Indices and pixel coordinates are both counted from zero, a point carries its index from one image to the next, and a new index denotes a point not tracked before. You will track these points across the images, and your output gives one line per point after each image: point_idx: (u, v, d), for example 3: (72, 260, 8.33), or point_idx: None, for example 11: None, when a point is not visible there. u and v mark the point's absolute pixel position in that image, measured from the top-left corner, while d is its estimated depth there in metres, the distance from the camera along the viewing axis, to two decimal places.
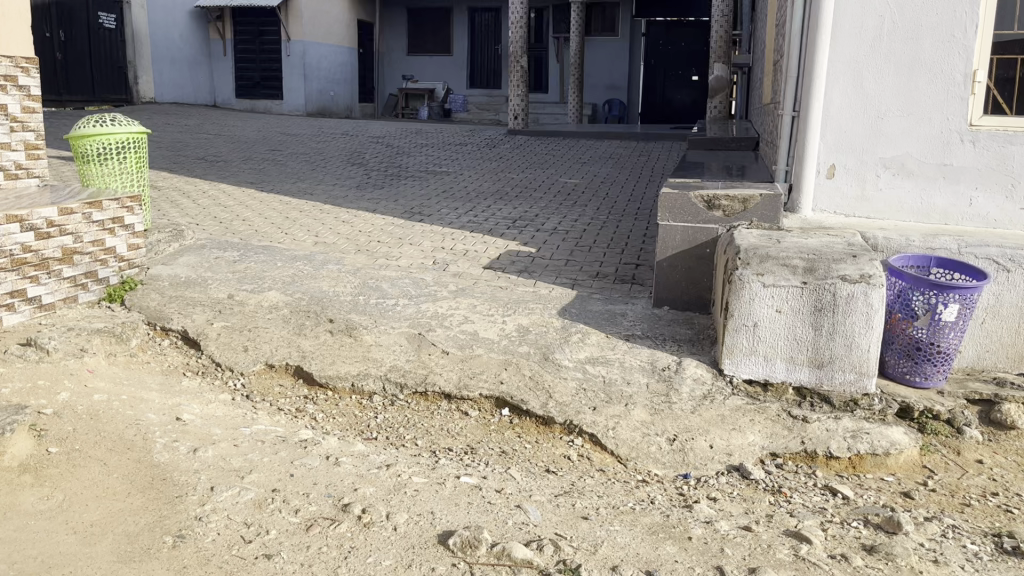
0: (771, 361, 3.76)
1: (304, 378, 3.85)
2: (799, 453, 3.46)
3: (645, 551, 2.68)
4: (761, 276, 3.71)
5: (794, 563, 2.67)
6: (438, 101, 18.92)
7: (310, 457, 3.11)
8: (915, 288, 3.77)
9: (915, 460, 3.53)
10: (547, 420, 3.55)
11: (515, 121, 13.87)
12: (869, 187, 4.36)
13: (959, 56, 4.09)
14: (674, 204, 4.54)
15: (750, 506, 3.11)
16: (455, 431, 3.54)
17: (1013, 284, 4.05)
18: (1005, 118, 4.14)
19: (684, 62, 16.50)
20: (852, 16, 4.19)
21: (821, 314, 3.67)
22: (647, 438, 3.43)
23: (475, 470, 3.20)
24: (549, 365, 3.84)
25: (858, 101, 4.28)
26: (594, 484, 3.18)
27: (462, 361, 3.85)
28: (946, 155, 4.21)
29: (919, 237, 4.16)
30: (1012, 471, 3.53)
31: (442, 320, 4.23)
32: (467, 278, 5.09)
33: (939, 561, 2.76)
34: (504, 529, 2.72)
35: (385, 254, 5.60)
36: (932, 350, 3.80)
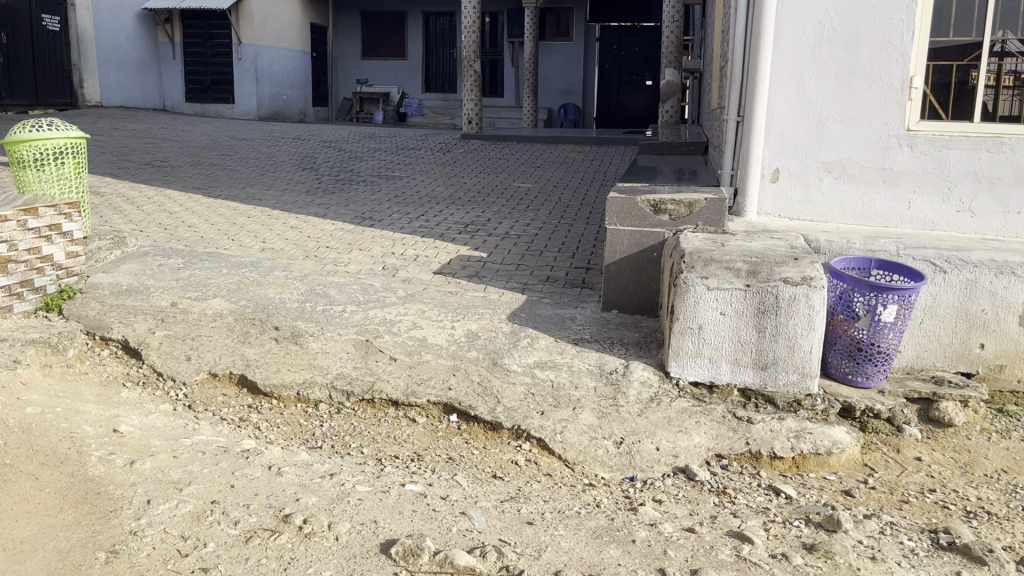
0: (716, 364, 3.82)
1: (248, 387, 3.81)
2: (743, 454, 3.51)
3: (589, 555, 2.69)
4: (705, 279, 3.76)
5: (735, 563, 2.71)
6: (393, 104, 18.87)
7: (252, 467, 3.08)
8: (856, 289, 3.84)
9: (857, 459, 3.60)
10: (495, 425, 3.56)
11: (469, 125, 13.79)
12: (813, 191, 4.44)
13: (897, 62, 4.19)
14: (620, 208, 4.58)
15: (695, 508, 3.14)
16: (403, 438, 3.53)
17: (949, 285, 4.13)
18: (942, 123, 4.24)
19: (636, 67, 16.70)
20: (793, 23, 4.27)
21: (764, 316, 3.73)
22: (595, 441, 3.45)
23: (420, 478, 3.18)
24: (498, 370, 3.84)
25: (800, 106, 4.36)
26: (540, 489, 3.19)
27: (410, 367, 3.84)
28: (885, 159, 4.31)
29: (859, 240, 4.24)
30: (949, 468, 3.63)
31: (390, 326, 4.22)
32: (416, 284, 5.07)
33: (876, 557, 2.81)
34: (447, 537, 2.71)
35: (334, 260, 5.56)
36: (873, 350, 3.88)
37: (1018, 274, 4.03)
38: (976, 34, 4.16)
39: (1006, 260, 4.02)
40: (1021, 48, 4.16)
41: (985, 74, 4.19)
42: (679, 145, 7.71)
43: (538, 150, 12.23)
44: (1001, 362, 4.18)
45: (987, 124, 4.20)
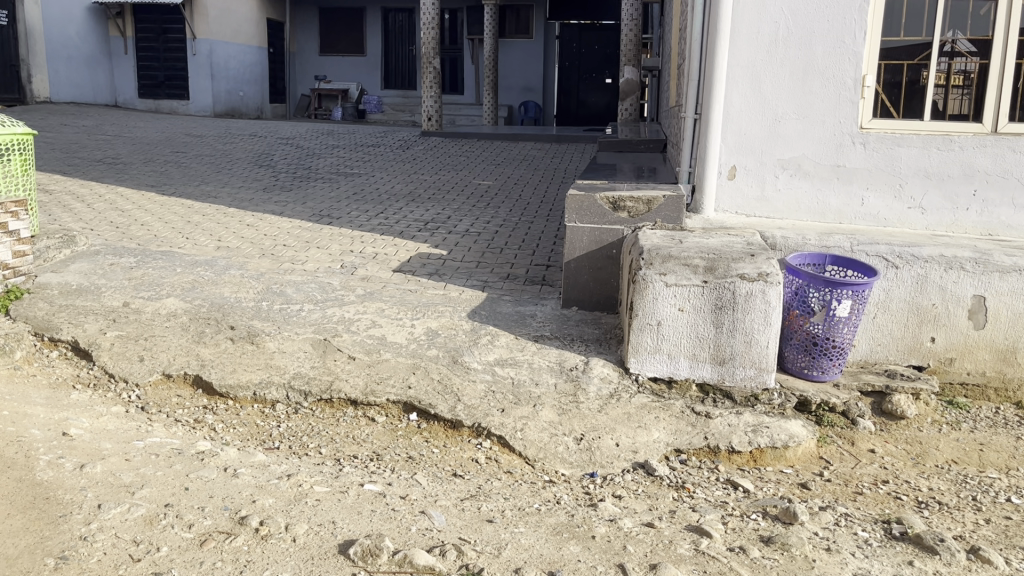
0: (675, 360, 3.85)
1: (203, 388, 3.75)
2: (702, 448, 3.54)
3: (549, 551, 2.70)
4: (664, 276, 3.79)
5: (693, 558, 2.73)
6: (352, 101, 18.71)
7: (207, 469, 3.03)
8: (811, 285, 3.90)
9: (813, 452, 3.66)
10: (455, 423, 3.55)
11: (428, 123, 13.74)
12: (769, 188, 4.50)
13: (850, 61, 4.25)
14: (580, 206, 4.59)
15: (654, 503, 3.16)
16: (362, 437, 3.50)
17: (901, 280, 4.20)
18: (893, 122, 4.33)
19: (596, 65, 16.75)
20: (749, 21, 4.32)
21: (722, 311, 3.76)
22: (555, 438, 3.46)
23: (380, 478, 3.16)
24: (458, 368, 3.83)
25: (756, 104, 4.41)
26: (500, 487, 3.18)
27: (369, 366, 3.81)
28: (839, 156, 4.38)
29: (814, 236, 4.30)
30: (901, 460, 3.70)
31: (349, 325, 4.18)
32: (375, 282, 5.04)
33: (831, 548, 2.85)
34: (406, 536, 2.70)
35: (291, 258, 5.49)
36: (828, 345, 3.94)
37: (967, 269, 4.11)
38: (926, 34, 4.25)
39: (955, 256, 4.10)
40: (971, 49, 4.24)
41: (934, 73, 4.27)
42: (639, 143, 7.75)
43: (498, 147, 12.21)
44: (951, 355, 4.26)
45: (936, 122, 4.31)
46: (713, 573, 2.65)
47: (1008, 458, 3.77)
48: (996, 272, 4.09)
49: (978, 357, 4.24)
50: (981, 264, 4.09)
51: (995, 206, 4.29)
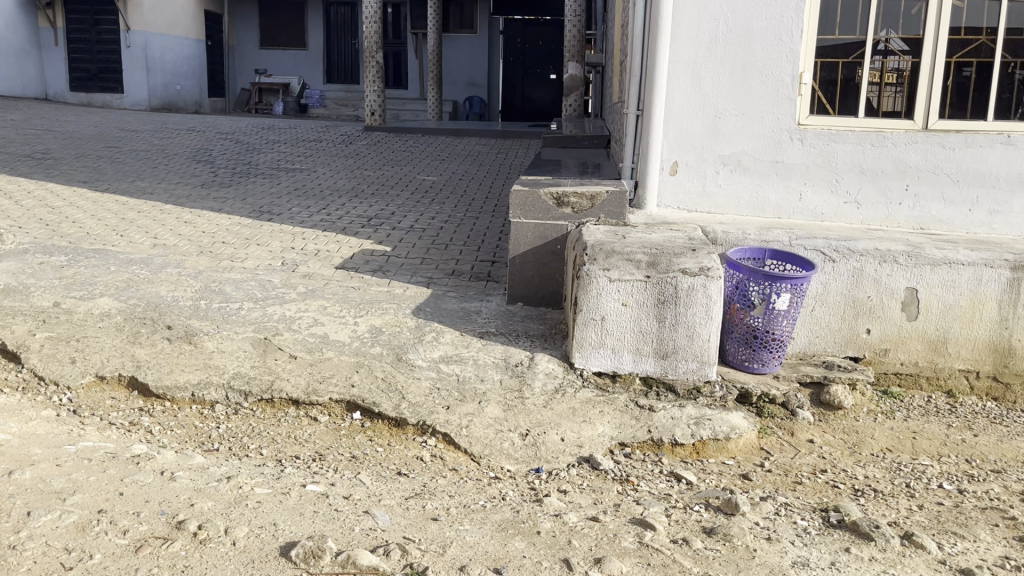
0: (619, 354, 3.87)
1: (139, 390, 3.66)
2: (645, 441, 3.58)
3: (494, 548, 2.69)
4: (607, 271, 3.81)
5: (637, 550, 2.75)
6: (294, 95, 18.42)
7: (143, 473, 2.95)
8: (750, 279, 3.96)
9: (754, 443, 3.72)
10: (399, 422, 3.52)
11: (372, 117, 13.61)
12: (709, 183, 4.56)
13: (787, 59, 4.33)
14: (524, 201, 4.59)
15: (599, 497, 3.18)
16: (304, 437, 3.45)
17: (838, 274, 4.29)
18: (829, 118, 4.42)
19: (540, 61, 16.78)
20: (689, 19, 4.36)
21: (664, 306, 3.80)
22: (500, 434, 3.45)
23: (323, 478, 3.12)
24: (402, 366, 3.79)
25: (697, 100, 4.45)
26: (445, 484, 3.17)
27: (311, 365, 3.76)
28: (777, 152, 4.45)
29: (754, 230, 4.37)
30: (839, 449, 3.79)
31: (290, 323, 4.11)
32: (317, 279, 4.97)
33: (772, 538, 2.91)
34: (350, 537, 2.67)
35: (230, 256, 5.39)
36: (767, 337, 4.01)
37: (900, 263, 4.22)
38: (859, 32, 4.34)
39: (889, 249, 4.21)
40: (903, 48, 4.35)
41: (869, 71, 4.37)
42: (583, 138, 7.80)
43: (443, 143, 12.15)
44: (885, 346, 4.37)
45: (870, 118, 4.42)
46: (656, 565, 2.67)
47: (939, 445, 3.89)
48: (928, 265, 4.21)
49: (911, 348, 4.36)
50: (913, 258, 4.20)
51: (926, 201, 4.41)
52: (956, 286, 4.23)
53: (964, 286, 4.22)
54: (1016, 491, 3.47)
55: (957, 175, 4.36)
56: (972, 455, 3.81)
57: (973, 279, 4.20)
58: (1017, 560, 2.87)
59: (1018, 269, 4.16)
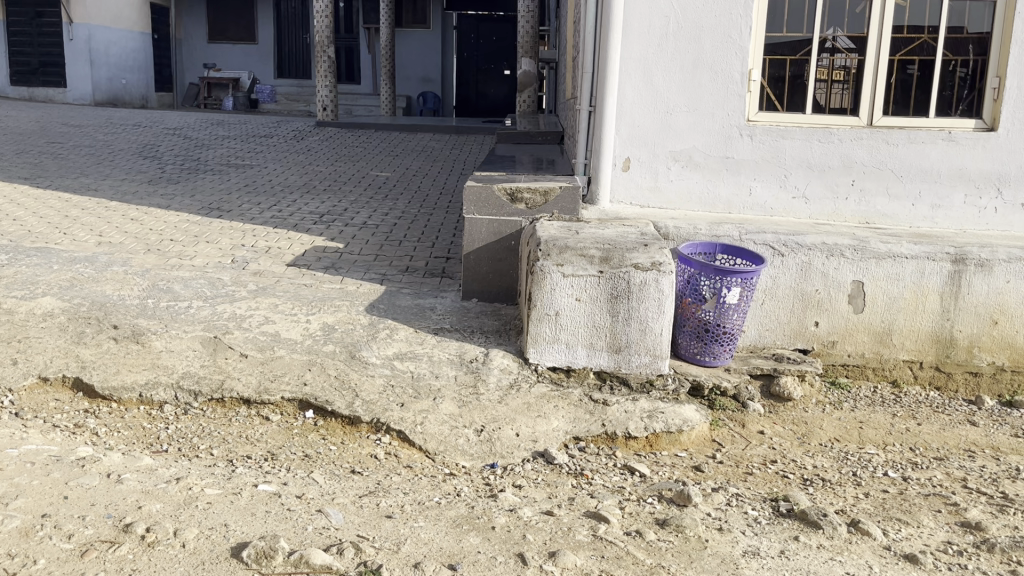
0: (573, 349, 3.89)
1: (84, 391, 3.59)
2: (600, 435, 3.60)
3: (448, 545, 2.69)
4: (561, 266, 3.82)
5: (591, 543, 2.77)
6: (244, 90, 18.12)
7: (88, 475, 2.88)
8: (702, 273, 4.01)
9: (706, 435, 3.77)
10: (353, 420, 3.49)
11: (324, 112, 13.48)
12: (661, 179, 4.60)
13: (736, 56, 4.39)
14: (478, 197, 4.59)
15: (553, 491, 3.19)
16: (256, 437, 3.41)
17: (787, 268, 4.37)
18: (777, 115, 4.50)
19: (494, 57, 16.77)
20: (641, 16, 4.39)
21: (617, 301, 3.83)
22: (455, 431, 3.45)
23: (275, 477, 3.08)
24: (355, 364, 3.76)
25: (649, 96, 4.49)
26: (399, 482, 3.16)
27: (262, 364, 3.71)
28: (728, 148, 4.51)
29: (705, 225, 4.42)
30: (788, 440, 3.86)
31: (241, 321, 4.05)
32: (268, 276, 4.91)
33: (723, 528, 2.95)
34: (303, 536, 2.64)
35: (178, 253, 5.30)
36: (719, 331, 4.07)
37: (847, 256, 4.31)
38: (806, 30, 4.43)
39: (836, 243, 4.30)
40: (849, 46, 4.44)
41: (816, 68, 4.46)
42: (537, 134, 7.80)
43: (396, 138, 12.07)
44: (833, 338, 4.46)
45: (817, 115, 4.50)
46: (610, 557, 2.70)
47: (885, 435, 3.99)
48: (873, 258, 4.30)
49: (858, 340, 4.45)
50: (859, 251, 4.29)
51: (871, 196, 4.51)
52: (900, 279, 4.33)
53: (908, 278, 4.33)
54: (957, 478, 3.57)
55: (901, 170, 4.47)
56: (916, 443, 3.92)
57: (916, 272, 4.31)
58: (958, 544, 2.96)
59: (959, 262, 4.27)
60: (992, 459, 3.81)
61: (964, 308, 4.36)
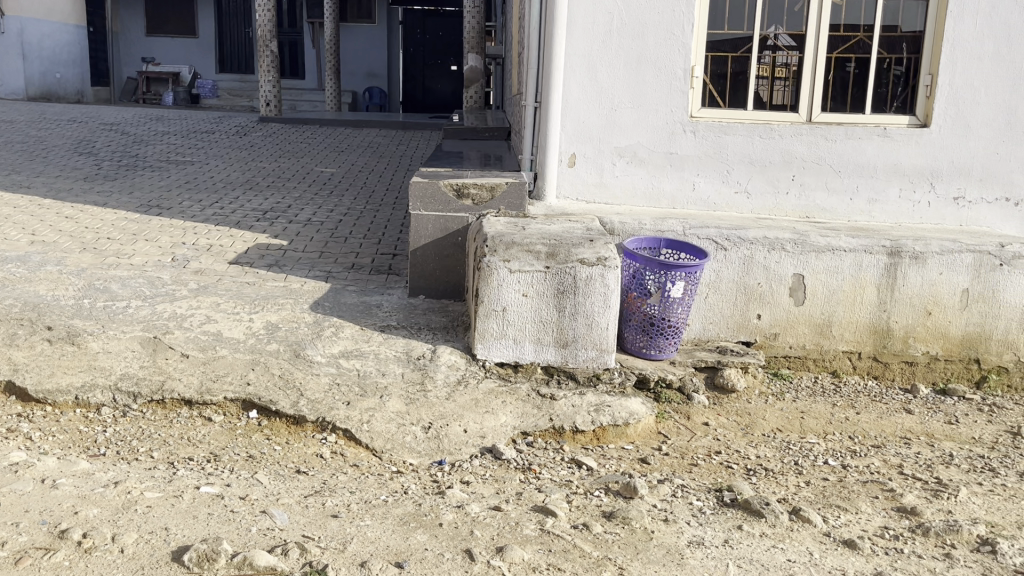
0: (520, 344, 3.90)
1: (17, 395, 3.49)
2: (547, 429, 3.62)
3: (395, 542, 2.68)
4: (508, 262, 3.83)
5: (538, 537, 2.79)
6: (185, 85, 17.72)
7: (22, 481, 2.80)
8: (647, 268, 4.05)
9: (651, 428, 3.82)
10: (298, 419, 3.45)
11: (267, 108, 13.28)
12: (606, 174, 4.63)
13: (679, 53, 4.44)
14: (423, 193, 4.56)
15: (501, 486, 3.20)
16: (197, 438, 3.35)
17: (729, 261, 4.44)
18: (719, 111, 4.57)
19: (440, 52, 16.75)
20: (584, 12, 4.41)
21: (564, 296, 3.85)
22: (402, 428, 3.43)
23: (217, 479, 3.03)
24: (300, 362, 3.71)
25: (593, 93, 4.52)
26: (346, 481, 3.13)
27: (204, 364, 3.64)
28: (671, 144, 4.57)
29: (650, 220, 4.47)
30: (732, 431, 3.93)
31: (181, 321, 3.97)
32: (209, 275, 4.82)
33: (668, 519, 2.99)
34: (246, 538, 2.60)
35: (116, 252, 5.17)
36: (664, 325, 4.12)
37: (788, 250, 4.40)
38: (747, 28, 4.51)
39: (777, 237, 4.38)
40: (790, 44, 4.53)
41: (757, 66, 4.55)
42: (483, 130, 7.79)
43: (341, 134, 11.95)
44: (775, 330, 4.55)
45: (758, 111, 4.58)
46: (557, 550, 2.71)
47: (825, 424, 4.09)
48: (813, 252, 4.40)
49: (798, 332, 4.55)
50: (799, 245, 4.39)
51: (811, 190, 4.61)
52: (839, 272, 4.43)
53: (847, 271, 4.43)
54: (894, 465, 3.67)
55: (839, 165, 4.57)
56: (855, 432, 4.02)
57: (854, 265, 4.42)
58: (894, 529, 3.05)
59: (895, 255, 4.39)
60: (927, 446, 3.93)
61: (900, 300, 4.48)
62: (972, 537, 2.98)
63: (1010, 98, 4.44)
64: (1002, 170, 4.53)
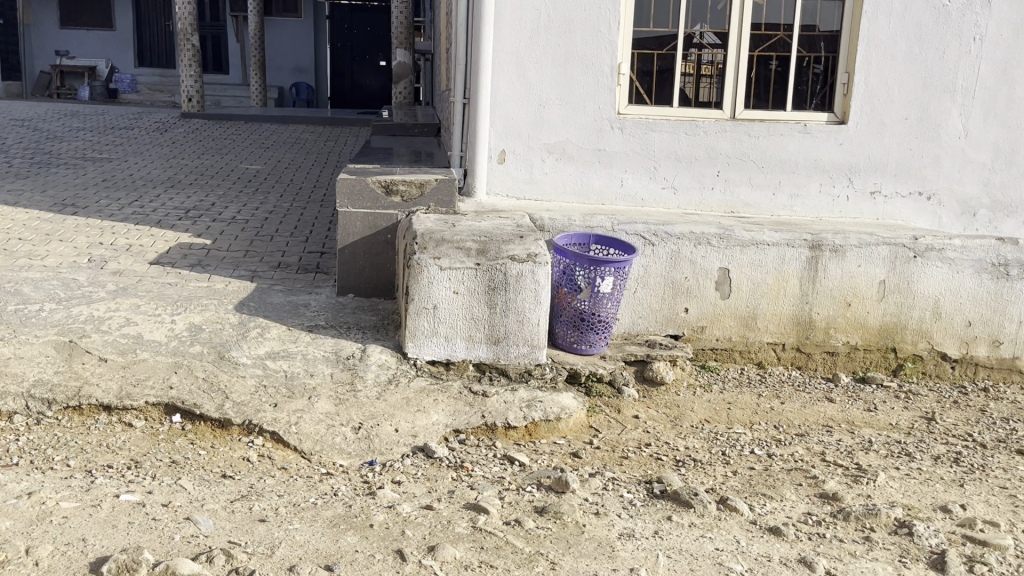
0: (451, 342, 3.88)
1: None
2: (479, 427, 3.62)
3: (325, 545, 2.64)
4: (438, 259, 3.81)
5: (471, 535, 2.78)
6: (102, 79, 17.14)
7: None
8: (577, 264, 4.07)
9: (583, 422, 3.85)
10: (223, 423, 3.37)
11: (189, 103, 12.93)
12: (536, 171, 4.64)
13: (606, 50, 4.48)
14: (351, 190, 4.50)
15: (433, 485, 3.18)
16: (117, 445, 3.25)
17: (657, 256, 4.50)
18: (646, 108, 4.64)
19: (368, 47, 16.62)
20: (512, 9, 4.42)
21: (495, 292, 3.85)
22: (332, 429, 3.38)
23: (138, 486, 2.94)
24: (225, 364, 3.63)
25: (522, 89, 4.52)
26: (274, 484, 3.07)
27: (123, 368, 3.52)
28: (599, 141, 4.61)
29: (579, 216, 4.50)
30: (662, 423, 3.99)
31: (98, 324, 3.83)
32: (128, 276, 4.67)
33: (600, 512, 3.02)
34: (168, 546, 2.53)
35: (27, 253, 4.97)
36: (594, 319, 4.16)
37: (713, 245, 4.48)
38: (672, 25, 4.57)
39: (703, 232, 4.46)
40: (714, 42, 4.61)
41: (682, 63, 4.62)
42: (413, 126, 7.74)
43: (267, 130, 11.71)
44: (702, 323, 4.64)
45: (683, 108, 4.66)
46: (489, 548, 2.71)
47: (751, 414, 4.18)
48: (737, 246, 4.49)
49: (725, 324, 4.64)
50: (724, 240, 4.47)
51: (735, 186, 4.71)
52: (763, 265, 4.54)
53: (770, 265, 4.54)
54: (817, 452, 3.78)
55: (762, 161, 4.68)
56: (780, 421, 4.13)
57: (777, 258, 4.53)
58: (817, 515, 3.14)
59: (816, 249, 4.52)
60: (848, 433, 4.05)
61: (821, 292, 4.61)
62: (890, 519, 3.09)
63: (921, 96, 4.60)
64: (915, 166, 4.70)
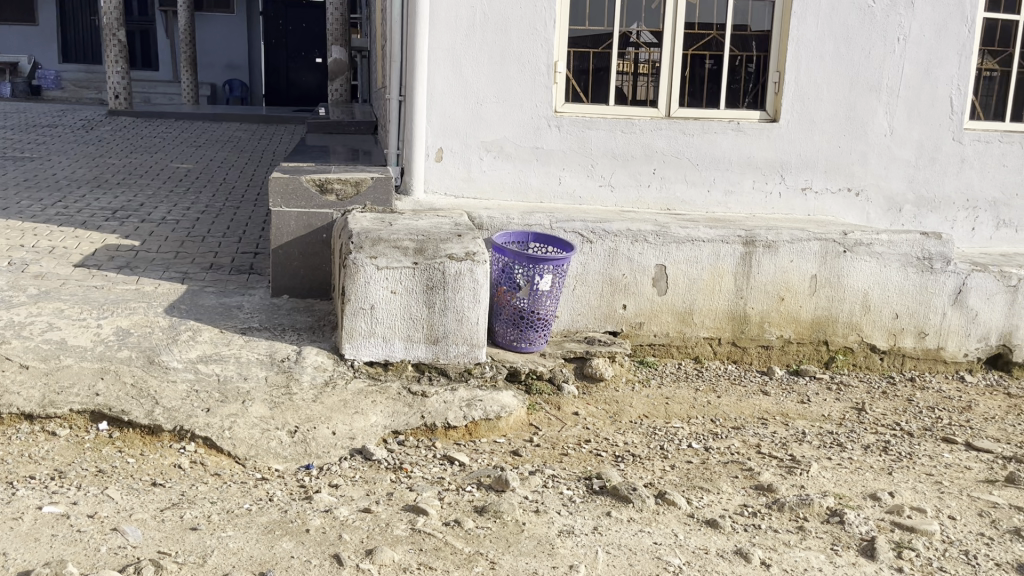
0: (389, 342, 3.84)
1: None
2: (419, 427, 3.59)
3: (260, 552, 2.58)
4: (374, 259, 3.76)
5: (410, 537, 2.76)
6: (24, 75, 16.48)
7: None
8: (515, 262, 4.07)
9: (523, 420, 3.85)
10: (153, 429, 3.28)
11: (116, 101, 12.55)
12: (474, 169, 4.62)
13: (542, 48, 4.49)
14: (285, 189, 4.41)
15: (371, 487, 3.14)
16: (40, 455, 3.13)
17: (595, 254, 4.53)
18: (583, 106, 4.65)
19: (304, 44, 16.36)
20: (447, 7, 4.39)
21: (433, 291, 3.82)
22: (267, 433, 3.32)
23: (63, 497, 2.84)
24: (155, 369, 3.52)
25: (458, 87, 4.50)
26: (206, 491, 2.99)
27: (45, 375, 3.39)
28: (537, 139, 4.61)
29: (517, 214, 4.50)
30: (602, 419, 4.01)
31: (19, 330, 3.68)
32: (52, 279, 4.51)
33: (539, 509, 3.02)
34: (94, 559, 2.45)
35: None
36: (533, 317, 4.16)
37: (650, 242, 4.53)
38: (608, 24, 4.60)
39: (639, 229, 4.51)
40: (649, 41, 4.66)
41: (618, 61, 4.65)
42: (348, 125, 7.64)
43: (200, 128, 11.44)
44: (640, 319, 4.68)
45: (619, 107, 4.69)
46: (428, 549, 2.69)
47: (688, 408, 4.24)
48: (674, 243, 4.55)
49: (662, 320, 4.70)
50: (661, 237, 4.53)
51: (670, 183, 4.76)
52: (698, 261, 4.60)
53: (706, 261, 4.61)
54: (752, 445, 3.85)
55: (697, 159, 4.74)
56: (717, 415, 4.19)
57: (712, 255, 4.60)
58: (753, 506, 3.19)
59: (750, 245, 4.60)
60: (782, 425, 4.13)
61: (755, 287, 4.70)
62: (822, 509, 3.16)
63: (849, 95, 4.72)
64: (843, 163, 4.82)
